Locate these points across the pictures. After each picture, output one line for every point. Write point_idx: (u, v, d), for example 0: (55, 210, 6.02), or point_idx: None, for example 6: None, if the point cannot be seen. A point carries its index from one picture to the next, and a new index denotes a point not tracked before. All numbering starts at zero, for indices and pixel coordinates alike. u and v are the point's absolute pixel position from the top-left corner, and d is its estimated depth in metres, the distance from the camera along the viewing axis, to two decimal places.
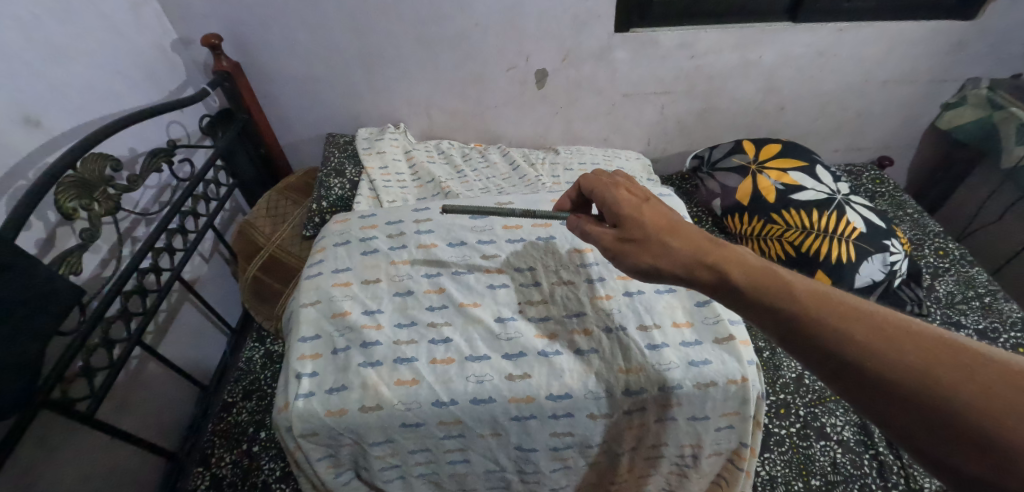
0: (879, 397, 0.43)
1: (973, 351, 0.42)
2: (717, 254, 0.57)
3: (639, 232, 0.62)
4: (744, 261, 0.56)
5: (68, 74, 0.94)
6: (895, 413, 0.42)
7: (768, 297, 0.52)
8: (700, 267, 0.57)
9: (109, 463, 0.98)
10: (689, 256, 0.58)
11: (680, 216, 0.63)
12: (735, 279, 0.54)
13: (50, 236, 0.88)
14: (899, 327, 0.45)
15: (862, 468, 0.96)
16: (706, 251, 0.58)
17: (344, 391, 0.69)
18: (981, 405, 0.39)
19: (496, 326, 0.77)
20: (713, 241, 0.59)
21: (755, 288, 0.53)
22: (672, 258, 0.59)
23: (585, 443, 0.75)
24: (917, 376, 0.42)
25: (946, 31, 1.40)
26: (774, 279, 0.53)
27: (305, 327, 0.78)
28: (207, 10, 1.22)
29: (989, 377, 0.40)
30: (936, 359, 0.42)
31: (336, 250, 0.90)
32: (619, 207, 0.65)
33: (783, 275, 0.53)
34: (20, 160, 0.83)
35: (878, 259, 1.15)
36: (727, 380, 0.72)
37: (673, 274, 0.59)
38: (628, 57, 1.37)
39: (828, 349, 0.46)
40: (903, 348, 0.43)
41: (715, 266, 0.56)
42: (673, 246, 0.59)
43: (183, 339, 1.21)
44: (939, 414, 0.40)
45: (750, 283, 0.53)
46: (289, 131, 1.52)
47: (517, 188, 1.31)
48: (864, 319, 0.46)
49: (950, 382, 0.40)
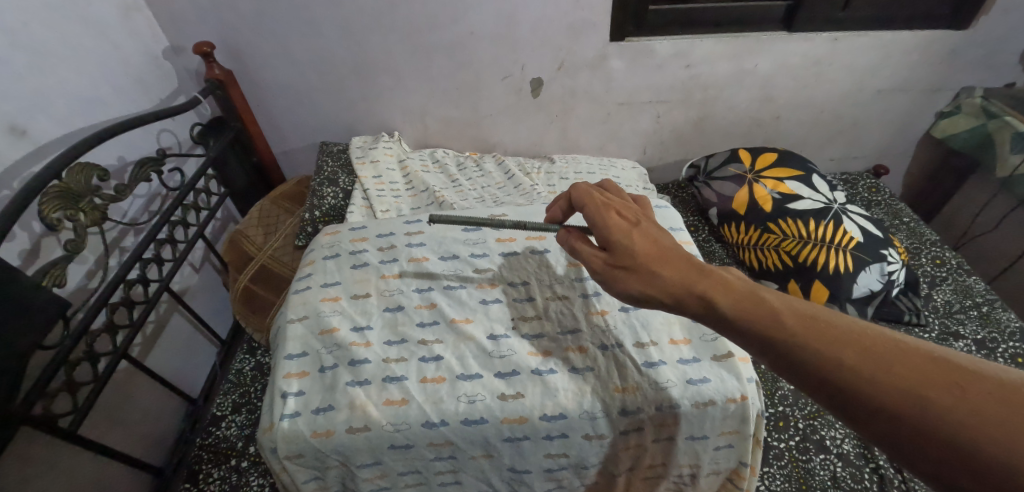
0: (876, 422, 0.42)
1: (962, 367, 0.41)
2: (704, 279, 0.55)
3: (625, 258, 0.60)
4: (730, 285, 0.54)
5: (56, 82, 0.92)
6: (894, 437, 0.41)
7: (758, 325, 0.50)
8: (688, 295, 0.55)
9: (93, 480, 0.95)
10: (676, 282, 0.56)
11: (668, 238, 0.61)
12: (724, 307, 0.52)
13: (34, 247, 0.86)
14: (889, 347, 0.43)
15: (862, 483, 0.94)
16: (694, 276, 0.55)
17: (330, 412, 0.67)
18: (972, 421, 0.38)
19: (488, 344, 0.76)
20: (700, 265, 0.57)
21: (744, 315, 0.51)
22: (660, 285, 0.57)
23: (580, 464, 0.73)
24: (908, 397, 0.40)
25: (940, 41, 1.40)
26: (762, 304, 0.51)
27: (292, 344, 0.76)
28: (200, 18, 1.21)
29: (978, 393, 0.39)
30: (930, 381, 0.40)
31: (325, 263, 0.89)
32: (605, 232, 0.63)
33: (771, 300, 0.51)
34: (4, 170, 0.81)
35: (875, 269, 1.14)
36: (726, 398, 0.70)
37: (664, 302, 0.57)
38: (624, 65, 1.37)
39: (822, 376, 0.45)
40: (894, 370, 0.42)
41: (703, 293, 0.54)
42: (659, 271, 0.57)
43: (171, 350, 1.19)
44: (936, 436, 0.39)
45: (738, 310, 0.51)
46: (282, 139, 1.51)
47: (512, 197, 1.29)
48: (854, 343, 0.44)
49: (943, 402, 0.39)
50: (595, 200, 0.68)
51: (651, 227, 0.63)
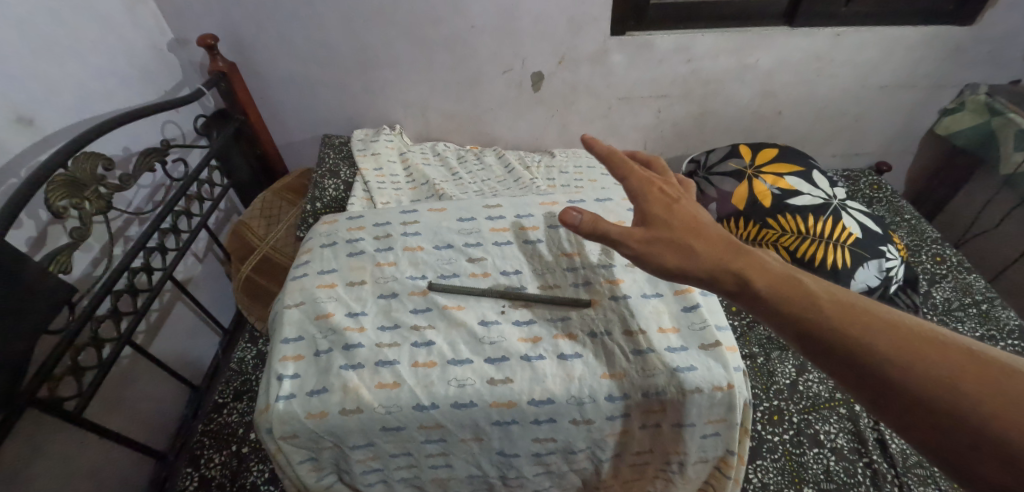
0: (902, 405, 0.43)
1: (995, 362, 0.42)
2: (740, 260, 0.55)
3: (663, 232, 0.60)
4: (767, 267, 0.54)
5: (62, 72, 0.94)
6: (916, 421, 0.42)
7: (793, 304, 0.50)
8: (724, 272, 0.55)
9: (98, 463, 0.97)
10: (712, 262, 0.56)
11: (708, 217, 0.61)
12: (759, 286, 0.53)
13: (41, 234, 0.88)
14: (922, 337, 0.44)
15: (856, 476, 0.95)
16: (731, 256, 0.56)
17: (325, 394, 0.69)
18: (998, 412, 0.39)
19: (479, 329, 0.77)
20: (738, 246, 0.57)
21: (779, 296, 0.51)
22: (695, 262, 0.57)
23: (569, 449, 0.74)
24: (936, 384, 0.42)
25: (944, 37, 1.39)
26: (797, 287, 0.51)
27: (288, 328, 0.77)
28: (204, 11, 1.22)
29: (1008, 387, 0.40)
30: (959, 367, 0.42)
31: (322, 251, 0.90)
32: (646, 205, 0.62)
33: (807, 283, 0.51)
34: (12, 158, 0.83)
35: (873, 265, 1.15)
36: (713, 386, 0.71)
37: (698, 279, 0.57)
38: (624, 60, 1.37)
39: (853, 359, 0.46)
40: (926, 357, 0.43)
41: (740, 272, 0.54)
42: (697, 248, 0.57)
43: (174, 338, 1.21)
44: (961, 424, 0.40)
45: (774, 290, 0.52)
46: (285, 132, 1.52)
47: (511, 190, 1.30)
48: (888, 328, 0.45)
49: (970, 392, 0.41)
50: (639, 171, 0.66)
51: (692, 206, 0.63)
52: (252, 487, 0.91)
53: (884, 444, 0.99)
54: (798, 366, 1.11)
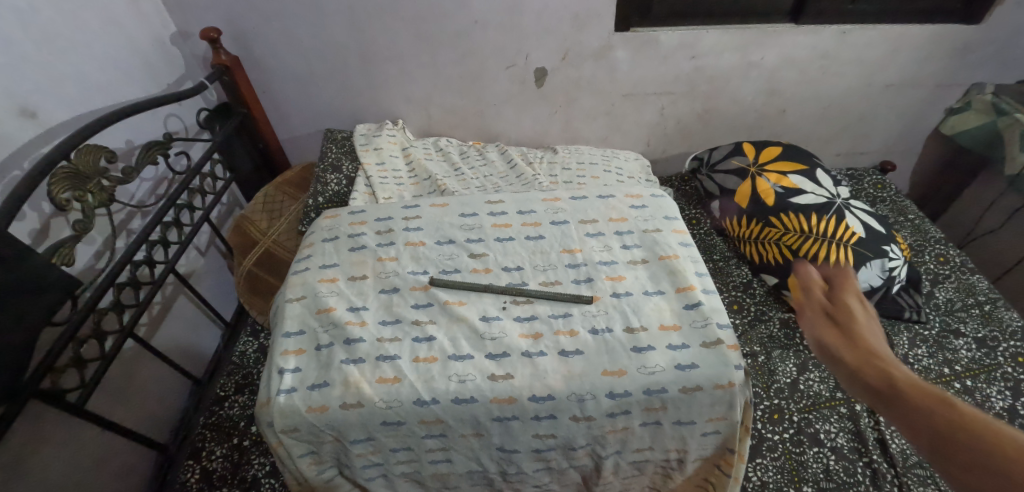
0: None
1: None
2: (869, 352, 0.61)
3: (812, 314, 0.71)
4: (899, 366, 0.58)
5: (65, 65, 0.94)
6: None
7: (910, 399, 0.53)
8: (848, 358, 0.62)
9: (100, 454, 0.97)
10: (840, 347, 0.64)
11: (866, 314, 0.69)
12: (879, 378, 0.57)
13: (44, 226, 0.88)
14: None
15: (855, 476, 0.95)
16: (862, 348, 0.62)
17: (325, 388, 0.69)
18: None
19: (480, 325, 0.77)
20: (881, 347, 0.62)
21: (897, 390, 0.55)
22: (830, 343, 0.66)
23: (569, 445, 0.74)
24: None
25: (951, 35, 1.38)
26: (923, 388, 0.54)
27: (290, 322, 0.78)
28: (207, 4, 1.22)
29: None
30: None
31: (324, 245, 0.91)
32: (812, 290, 0.75)
33: (933, 388, 0.54)
34: (14, 150, 0.83)
35: (876, 265, 1.14)
36: (714, 384, 0.71)
37: (829, 357, 0.65)
38: (628, 56, 1.37)
39: (959, 457, 0.46)
40: None
41: (865, 360, 0.61)
42: (836, 334, 0.66)
43: (177, 331, 1.21)
44: None
45: (894, 381, 0.56)
46: (288, 126, 1.52)
47: (513, 186, 1.30)
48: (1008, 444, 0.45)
49: None
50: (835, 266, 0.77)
51: (853, 299, 0.72)
52: (253, 480, 0.93)
53: (885, 443, 0.99)
54: (799, 365, 1.10)
